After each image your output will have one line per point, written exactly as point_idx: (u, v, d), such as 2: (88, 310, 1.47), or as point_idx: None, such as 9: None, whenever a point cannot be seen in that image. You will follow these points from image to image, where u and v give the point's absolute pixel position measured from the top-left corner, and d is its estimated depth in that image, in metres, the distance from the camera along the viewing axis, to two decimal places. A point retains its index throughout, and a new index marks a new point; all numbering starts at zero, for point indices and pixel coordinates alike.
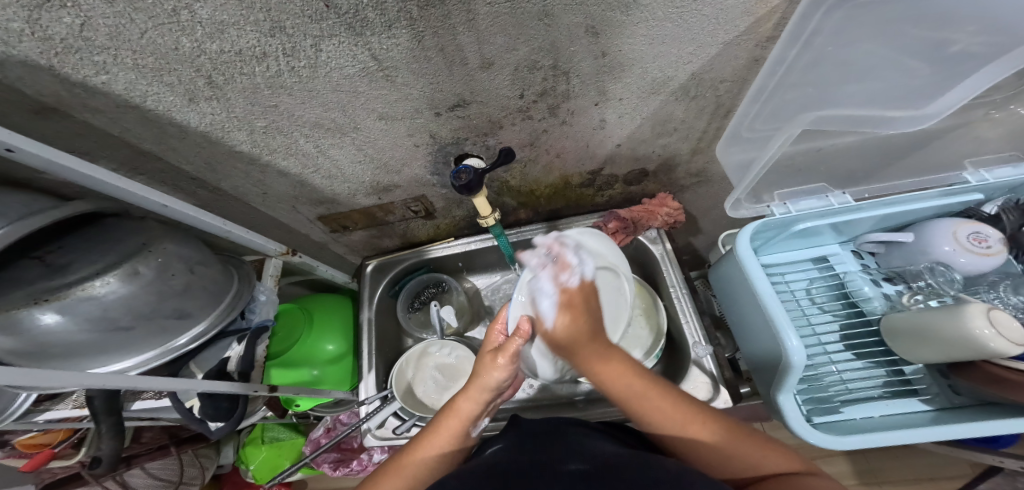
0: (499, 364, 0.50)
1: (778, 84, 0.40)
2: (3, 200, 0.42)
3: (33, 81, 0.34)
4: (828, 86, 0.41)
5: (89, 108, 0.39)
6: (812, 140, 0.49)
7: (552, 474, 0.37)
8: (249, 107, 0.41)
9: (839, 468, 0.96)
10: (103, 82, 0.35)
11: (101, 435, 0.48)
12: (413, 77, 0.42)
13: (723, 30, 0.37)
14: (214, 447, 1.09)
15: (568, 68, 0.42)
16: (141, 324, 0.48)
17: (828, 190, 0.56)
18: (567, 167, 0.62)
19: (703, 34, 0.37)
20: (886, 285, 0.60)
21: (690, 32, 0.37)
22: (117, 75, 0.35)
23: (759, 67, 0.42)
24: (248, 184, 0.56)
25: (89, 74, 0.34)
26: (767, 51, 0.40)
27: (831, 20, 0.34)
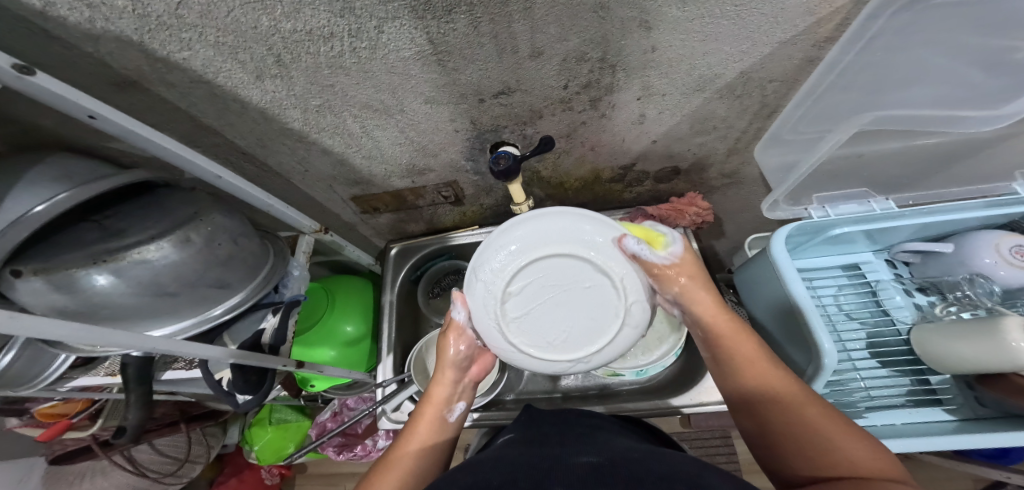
0: (455, 339, 0.57)
1: (826, 89, 0.41)
2: (73, 165, 0.45)
3: (121, 55, 0.37)
4: (880, 92, 0.42)
5: (164, 82, 0.41)
6: (868, 142, 0.48)
7: (564, 463, 0.37)
8: (308, 86, 0.43)
9: None
10: (183, 58, 0.37)
11: (129, 404, 0.50)
12: (465, 62, 0.43)
13: (780, 30, 0.37)
14: (219, 426, 1.11)
15: (616, 61, 0.43)
16: (186, 290, 0.49)
17: (870, 195, 0.57)
18: (599, 160, 0.63)
19: (758, 34, 0.38)
20: (918, 294, 0.62)
21: (745, 30, 0.37)
22: (198, 52, 0.37)
23: (813, 68, 0.42)
24: (292, 162, 0.58)
25: (174, 50, 0.36)
26: (824, 52, 0.40)
27: (897, 20, 0.34)
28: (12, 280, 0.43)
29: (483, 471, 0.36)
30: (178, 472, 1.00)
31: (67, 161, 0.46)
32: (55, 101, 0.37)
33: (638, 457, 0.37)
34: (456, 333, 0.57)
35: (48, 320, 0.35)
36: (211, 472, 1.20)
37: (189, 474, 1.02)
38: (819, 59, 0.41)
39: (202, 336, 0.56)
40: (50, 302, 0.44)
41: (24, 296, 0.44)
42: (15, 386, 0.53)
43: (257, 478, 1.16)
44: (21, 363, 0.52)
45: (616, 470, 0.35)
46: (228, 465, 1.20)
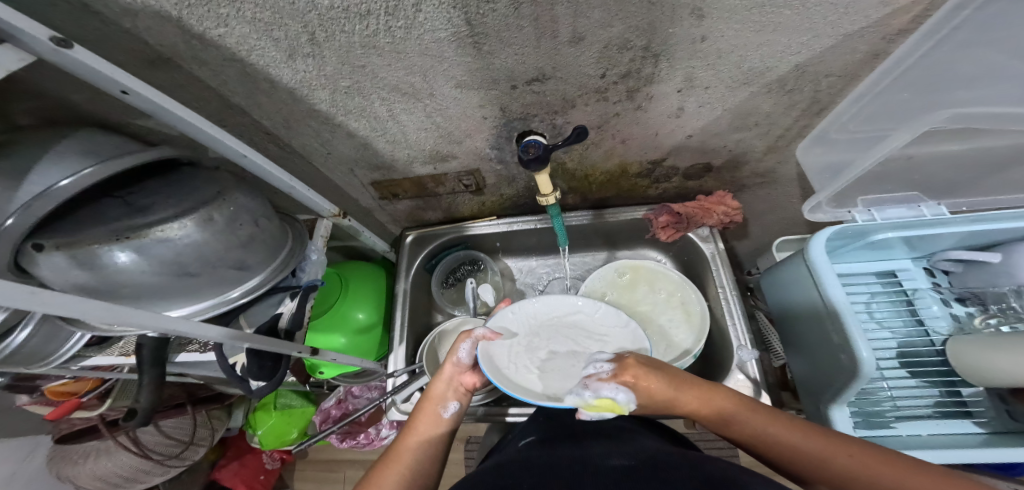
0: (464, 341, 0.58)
1: (892, 84, 0.40)
2: (101, 141, 0.44)
3: (159, 31, 0.37)
4: (954, 90, 0.40)
5: (196, 58, 0.40)
6: (939, 143, 0.46)
7: (598, 466, 0.36)
8: (339, 66, 0.41)
9: None
10: (219, 35, 0.37)
11: (142, 385, 0.51)
12: (501, 46, 0.41)
13: (846, 21, 0.35)
14: (224, 410, 1.11)
15: (660, 51, 0.41)
16: (207, 271, 0.49)
17: (922, 200, 0.56)
18: (628, 154, 0.61)
19: (820, 24, 0.35)
20: (957, 305, 0.60)
21: (807, 21, 0.35)
22: (234, 28, 0.36)
23: (876, 62, 0.39)
24: (316, 144, 0.57)
25: (211, 26, 0.36)
26: (892, 45, 0.38)
27: (983, 10, 0.33)
28: (33, 255, 0.42)
29: (506, 476, 0.36)
30: (183, 454, 1.00)
31: (94, 137, 0.45)
32: (87, 74, 0.36)
33: (674, 461, 0.36)
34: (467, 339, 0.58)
35: (75, 297, 0.34)
36: (215, 455, 1.21)
37: (192, 457, 1.02)
38: (884, 52, 0.39)
39: (219, 319, 0.55)
40: (72, 278, 0.43)
41: (45, 271, 0.43)
42: (30, 364, 0.54)
43: (258, 462, 1.19)
44: (37, 340, 0.52)
45: (644, 476, 0.34)
46: (229, 448, 1.22)
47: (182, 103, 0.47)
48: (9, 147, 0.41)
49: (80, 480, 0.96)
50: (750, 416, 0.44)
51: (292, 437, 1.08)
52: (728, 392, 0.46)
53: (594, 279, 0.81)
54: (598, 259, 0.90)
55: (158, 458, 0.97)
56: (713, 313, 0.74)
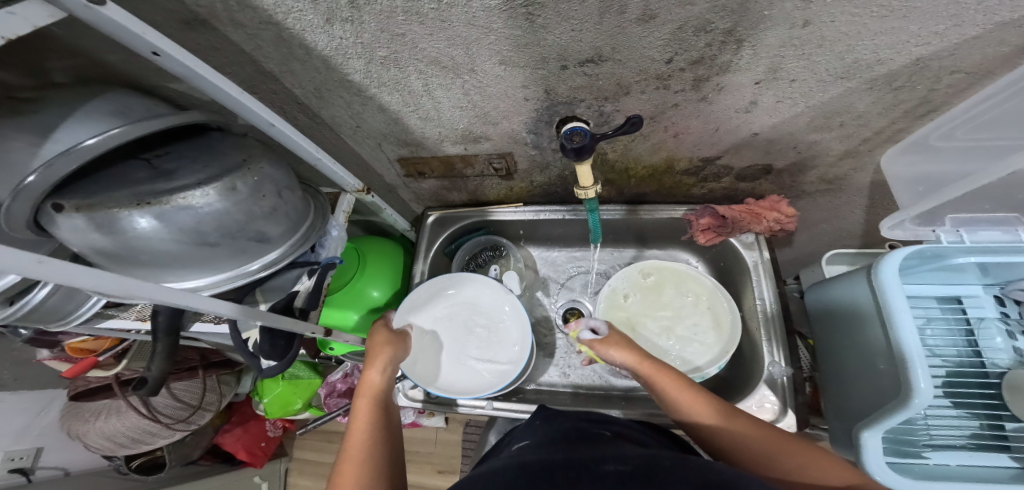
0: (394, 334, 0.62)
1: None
2: (129, 101, 0.41)
3: None
4: None
5: (231, 20, 0.36)
6: None
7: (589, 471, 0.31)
8: (378, 33, 0.36)
9: None
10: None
11: (156, 353, 0.50)
12: (557, 19, 0.35)
13: (1007, 9, 0.28)
14: (234, 376, 1.15)
15: (746, 35, 0.35)
16: (227, 241, 0.44)
17: (1022, 222, 0.48)
18: (678, 149, 0.55)
19: (970, 12, 0.29)
20: (1021, 339, 0.54)
21: (955, 8, 0.28)
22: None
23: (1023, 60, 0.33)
24: (346, 116, 0.53)
25: None
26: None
27: None
28: (52, 214, 0.38)
29: (514, 472, 0.33)
30: (189, 418, 1.03)
31: (112, 95, 0.42)
32: (116, 33, 0.32)
33: (671, 464, 0.31)
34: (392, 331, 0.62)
35: (79, 266, 0.30)
36: (220, 419, 1.23)
37: (197, 421, 1.05)
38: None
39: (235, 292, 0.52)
40: (90, 242, 0.40)
41: (64, 232, 0.39)
42: (48, 321, 0.54)
43: (260, 429, 1.25)
44: (57, 297, 0.51)
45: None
46: (235, 413, 1.26)
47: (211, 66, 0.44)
48: (34, 101, 0.38)
49: (87, 437, 0.99)
50: (700, 414, 0.46)
51: (295, 408, 1.12)
52: (681, 382, 0.50)
53: (620, 276, 0.76)
54: (624, 255, 0.86)
55: (165, 421, 0.99)
56: (746, 325, 0.69)
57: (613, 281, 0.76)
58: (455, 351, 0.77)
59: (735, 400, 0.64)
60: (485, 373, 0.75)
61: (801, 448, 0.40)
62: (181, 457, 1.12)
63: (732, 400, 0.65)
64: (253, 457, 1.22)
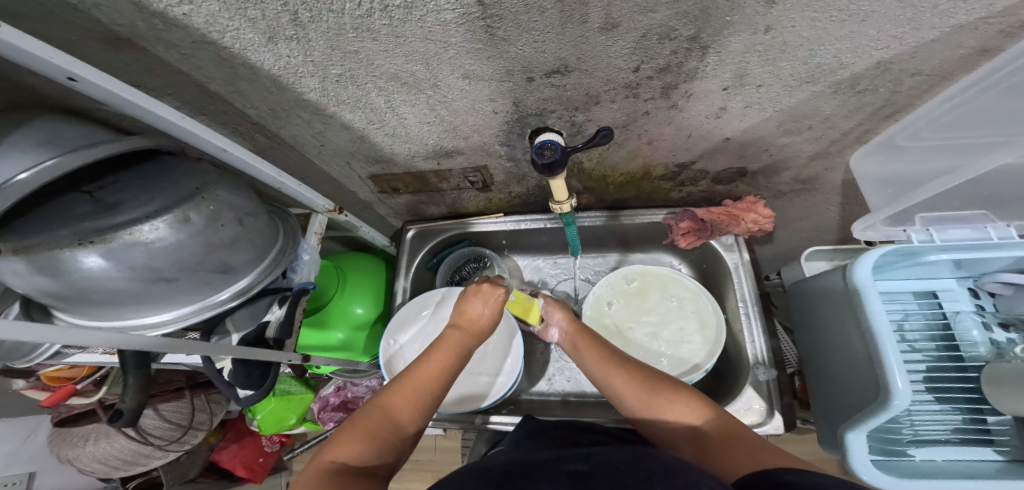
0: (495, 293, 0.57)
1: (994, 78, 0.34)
2: (61, 128, 0.37)
3: (109, 7, 0.30)
4: None
5: (163, 41, 0.34)
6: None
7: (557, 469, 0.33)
8: (329, 51, 0.35)
9: None
10: (184, 13, 0.30)
11: (128, 385, 0.46)
12: (518, 31, 0.34)
13: (962, 11, 0.28)
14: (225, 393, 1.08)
15: (710, 42, 0.34)
16: (186, 276, 0.41)
17: (989, 219, 0.49)
18: (654, 155, 0.54)
19: (926, 15, 0.28)
20: (998, 330, 0.55)
21: (911, 10, 0.28)
22: (200, 5, 0.29)
23: (982, 60, 0.32)
24: (307, 135, 0.50)
25: (171, 2, 0.29)
26: (1008, 40, 0.31)
27: None
28: None
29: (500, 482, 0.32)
30: (182, 438, 0.99)
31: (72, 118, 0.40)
32: (24, 59, 0.29)
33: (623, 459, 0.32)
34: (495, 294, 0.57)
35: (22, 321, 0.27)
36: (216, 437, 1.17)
37: (192, 441, 1.01)
38: (996, 48, 0.31)
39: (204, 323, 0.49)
40: (35, 284, 0.37)
41: (6, 275, 0.37)
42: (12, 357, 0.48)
43: (258, 444, 1.19)
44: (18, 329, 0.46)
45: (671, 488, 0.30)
46: (230, 429, 1.20)
47: (150, 89, 0.41)
48: None
49: (80, 461, 0.95)
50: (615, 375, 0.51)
51: (292, 422, 1.08)
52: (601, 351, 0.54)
53: (605, 282, 0.76)
54: (609, 260, 0.85)
55: (158, 443, 0.96)
56: (730, 327, 0.69)
57: (598, 286, 0.75)
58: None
59: (727, 400, 0.64)
60: (473, 385, 0.71)
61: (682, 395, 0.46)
62: (178, 477, 1.08)
63: (723, 402, 0.65)
64: (253, 473, 1.18)
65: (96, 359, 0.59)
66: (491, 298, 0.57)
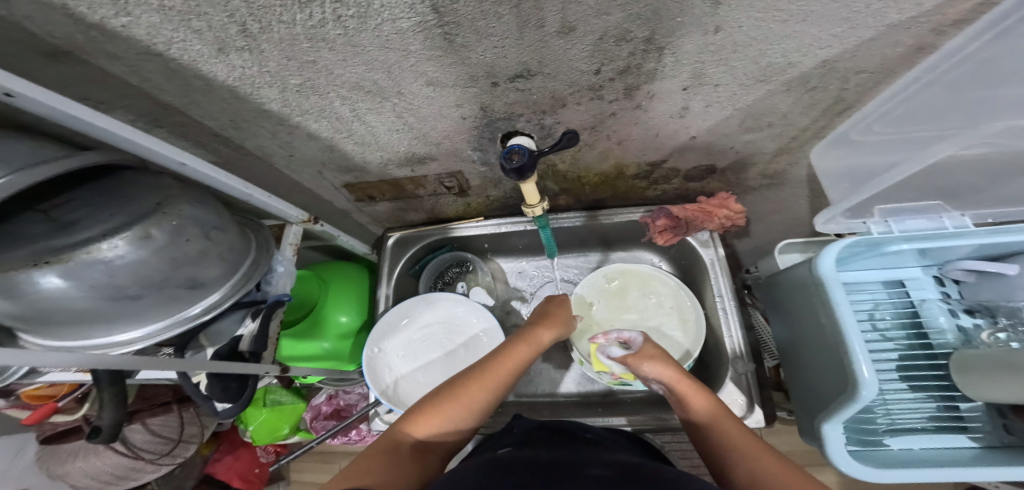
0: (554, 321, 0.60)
1: (935, 77, 0.34)
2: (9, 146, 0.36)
3: (43, 18, 0.29)
4: (1011, 86, 0.34)
5: (106, 53, 0.33)
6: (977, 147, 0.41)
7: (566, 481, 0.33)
8: (284, 62, 0.35)
9: (828, 479, 1.01)
10: (123, 25, 0.29)
11: (103, 402, 0.44)
12: (476, 37, 0.34)
13: (895, 10, 0.28)
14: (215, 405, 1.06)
15: (665, 43, 0.34)
16: (152, 292, 0.41)
17: (943, 209, 0.51)
18: (625, 155, 0.55)
19: (862, 14, 0.29)
20: (964, 316, 0.57)
21: (847, 10, 0.29)
22: (140, 18, 0.29)
23: (921, 57, 0.33)
24: (274, 145, 0.50)
25: (109, 14, 0.28)
26: (943, 37, 0.32)
27: None
28: None
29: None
30: (173, 451, 0.99)
31: (40, 136, 0.40)
32: None
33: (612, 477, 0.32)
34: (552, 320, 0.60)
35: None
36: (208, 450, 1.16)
37: (184, 453, 1.01)
38: (932, 46, 0.33)
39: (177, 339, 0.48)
40: None
41: None
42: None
43: (253, 455, 1.17)
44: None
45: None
46: (224, 441, 1.19)
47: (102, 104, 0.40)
48: None
49: (71, 477, 0.95)
50: (709, 407, 0.46)
51: (284, 432, 1.06)
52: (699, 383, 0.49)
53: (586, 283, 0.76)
54: (591, 259, 0.85)
55: (148, 457, 0.95)
56: (709, 323, 0.70)
57: (580, 287, 0.76)
58: (429, 370, 0.74)
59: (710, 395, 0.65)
60: None
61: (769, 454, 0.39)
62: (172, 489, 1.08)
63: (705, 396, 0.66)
64: (249, 483, 1.16)
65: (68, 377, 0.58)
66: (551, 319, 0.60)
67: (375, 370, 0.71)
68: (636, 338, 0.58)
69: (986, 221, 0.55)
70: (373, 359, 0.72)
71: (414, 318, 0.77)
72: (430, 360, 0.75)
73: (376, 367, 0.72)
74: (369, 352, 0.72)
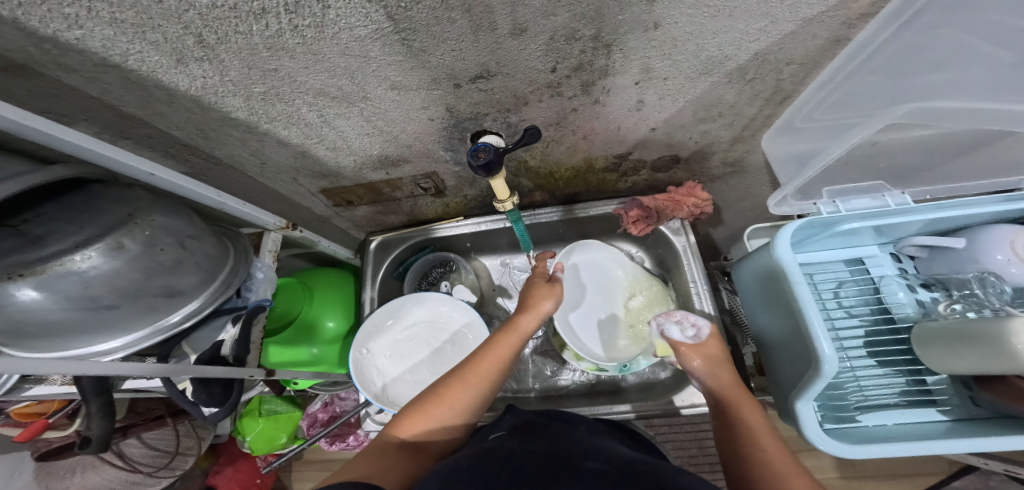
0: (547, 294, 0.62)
1: (857, 70, 0.37)
2: None
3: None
4: (926, 74, 0.37)
5: (63, 66, 0.34)
6: (905, 130, 0.44)
7: (560, 471, 0.34)
8: (245, 70, 0.36)
9: (821, 461, 1.04)
10: (77, 37, 0.30)
11: (90, 415, 0.45)
12: (434, 42, 0.36)
13: (807, 5, 0.31)
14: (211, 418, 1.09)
15: (612, 40, 0.36)
16: (129, 302, 0.42)
17: (886, 189, 0.54)
18: (592, 150, 0.57)
19: (779, 10, 0.32)
20: (922, 291, 0.60)
21: (766, 5, 0.31)
22: (93, 30, 0.30)
23: (838, 50, 0.37)
24: (245, 153, 0.51)
25: (61, 28, 0.29)
26: (853, 30, 0.35)
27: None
28: None
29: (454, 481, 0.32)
30: (171, 464, 1.00)
31: (8, 152, 0.41)
32: None
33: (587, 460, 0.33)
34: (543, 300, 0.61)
35: None
36: (207, 462, 1.18)
37: (182, 466, 1.02)
38: (847, 38, 0.36)
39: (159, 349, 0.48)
40: None
41: None
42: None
43: (253, 466, 1.17)
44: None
45: (621, 481, 0.32)
46: (223, 453, 1.19)
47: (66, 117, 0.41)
48: None
49: None
50: (754, 419, 0.47)
51: (282, 441, 1.07)
52: (751, 397, 0.51)
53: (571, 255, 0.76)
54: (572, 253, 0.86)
55: (147, 470, 0.96)
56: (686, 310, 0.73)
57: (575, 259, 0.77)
58: (417, 368, 0.76)
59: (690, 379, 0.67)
60: None
61: (793, 466, 0.40)
62: None
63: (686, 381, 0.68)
64: None
65: (57, 392, 0.57)
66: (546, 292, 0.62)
67: (364, 372, 0.73)
68: (704, 327, 0.59)
69: (930, 198, 0.58)
70: (362, 363, 0.74)
71: (398, 318, 0.78)
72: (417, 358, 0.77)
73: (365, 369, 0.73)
74: (357, 355, 0.73)
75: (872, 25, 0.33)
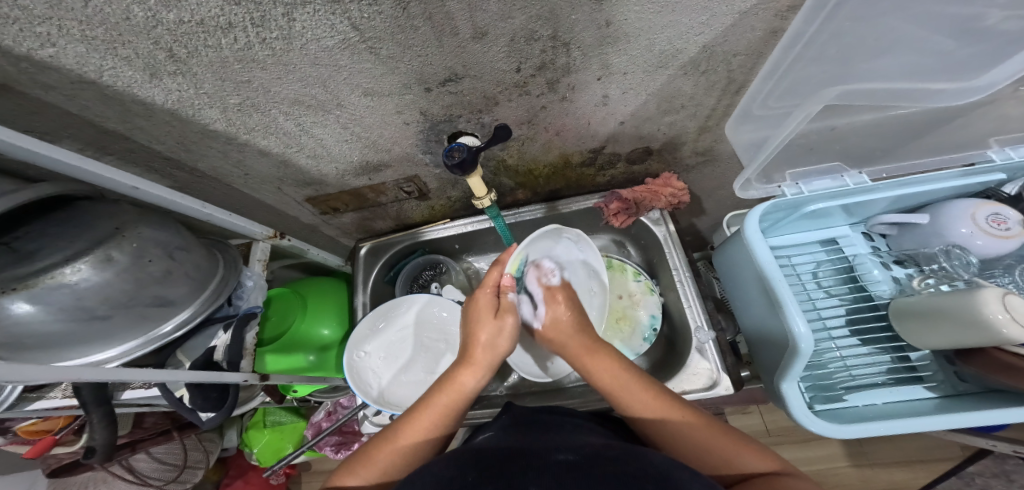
0: (494, 329, 0.58)
1: (802, 56, 0.38)
2: None
3: None
4: (867, 59, 0.39)
5: (41, 84, 0.36)
6: (857, 113, 0.46)
7: (541, 462, 0.35)
8: (219, 83, 0.38)
9: (831, 450, 1.05)
10: (51, 55, 0.32)
11: (93, 424, 0.46)
12: (400, 49, 0.38)
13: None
14: (216, 431, 1.09)
15: (569, 39, 0.38)
16: (120, 312, 0.43)
17: (843, 169, 0.56)
18: (567, 146, 0.59)
19: (716, 3, 0.34)
20: (896, 268, 0.62)
21: (703, 1, 0.33)
22: (65, 48, 0.32)
23: (776, 39, 0.39)
24: (227, 165, 0.53)
25: (34, 46, 0.31)
26: (787, 21, 0.38)
27: None
28: None
29: (433, 477, 0.33)
30: (179, 477, 1.01)
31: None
32: None
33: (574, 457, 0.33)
34: (486, 333, 0.58)
35: None
36: (216, 475, 1.18)
37: (191, 479, 1.03)
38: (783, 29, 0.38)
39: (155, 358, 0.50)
40: None
41: None
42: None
43: (262, 478, 1.19)
44: None
45: (597, 469, 0.33)
46: (232, 466, 1.20)
47: (48, 135, 0.42)
48: None
49: None
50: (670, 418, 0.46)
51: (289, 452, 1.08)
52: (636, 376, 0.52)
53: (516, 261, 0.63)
54: None
55: (156, 484, 0.97)
56: (672, 299, 0.74)
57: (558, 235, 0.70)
58: (412, 370, 0.78)
59: (679, 366, 0.67)
60: None
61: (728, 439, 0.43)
62: None
63: (674, 369, 0.69)
64: None
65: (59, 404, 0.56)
66: (497, 330, 0.58)
67: (359, 373, 0.73)
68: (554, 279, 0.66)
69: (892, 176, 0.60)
70: (357, 366, 0.73)
71: (390, 317, 0.78)
72: (410, 358, 0.79)
73: (359, 369, 0.73)
74: (353, 358, 0.73)
75: (802, 17, 0.35)
